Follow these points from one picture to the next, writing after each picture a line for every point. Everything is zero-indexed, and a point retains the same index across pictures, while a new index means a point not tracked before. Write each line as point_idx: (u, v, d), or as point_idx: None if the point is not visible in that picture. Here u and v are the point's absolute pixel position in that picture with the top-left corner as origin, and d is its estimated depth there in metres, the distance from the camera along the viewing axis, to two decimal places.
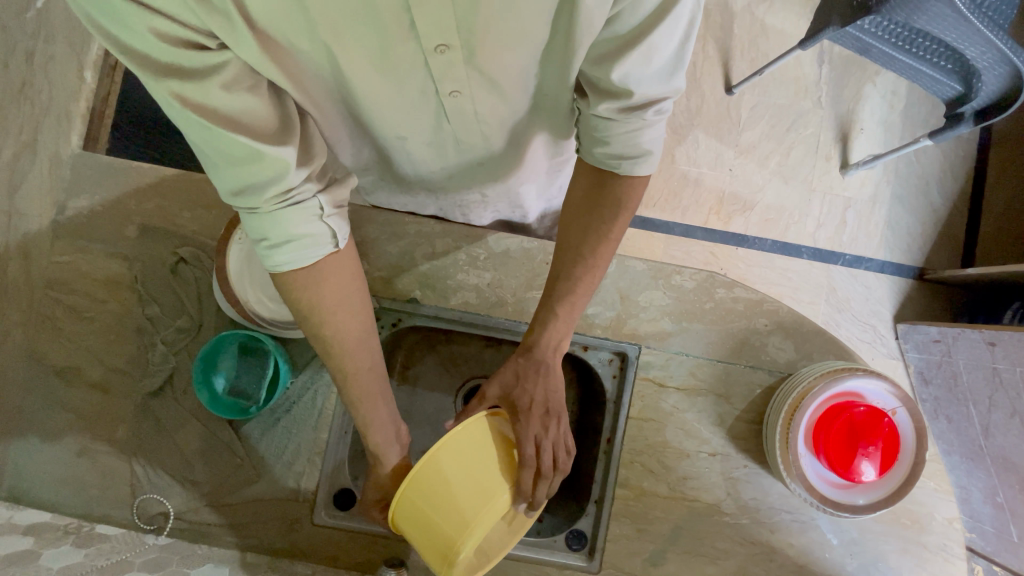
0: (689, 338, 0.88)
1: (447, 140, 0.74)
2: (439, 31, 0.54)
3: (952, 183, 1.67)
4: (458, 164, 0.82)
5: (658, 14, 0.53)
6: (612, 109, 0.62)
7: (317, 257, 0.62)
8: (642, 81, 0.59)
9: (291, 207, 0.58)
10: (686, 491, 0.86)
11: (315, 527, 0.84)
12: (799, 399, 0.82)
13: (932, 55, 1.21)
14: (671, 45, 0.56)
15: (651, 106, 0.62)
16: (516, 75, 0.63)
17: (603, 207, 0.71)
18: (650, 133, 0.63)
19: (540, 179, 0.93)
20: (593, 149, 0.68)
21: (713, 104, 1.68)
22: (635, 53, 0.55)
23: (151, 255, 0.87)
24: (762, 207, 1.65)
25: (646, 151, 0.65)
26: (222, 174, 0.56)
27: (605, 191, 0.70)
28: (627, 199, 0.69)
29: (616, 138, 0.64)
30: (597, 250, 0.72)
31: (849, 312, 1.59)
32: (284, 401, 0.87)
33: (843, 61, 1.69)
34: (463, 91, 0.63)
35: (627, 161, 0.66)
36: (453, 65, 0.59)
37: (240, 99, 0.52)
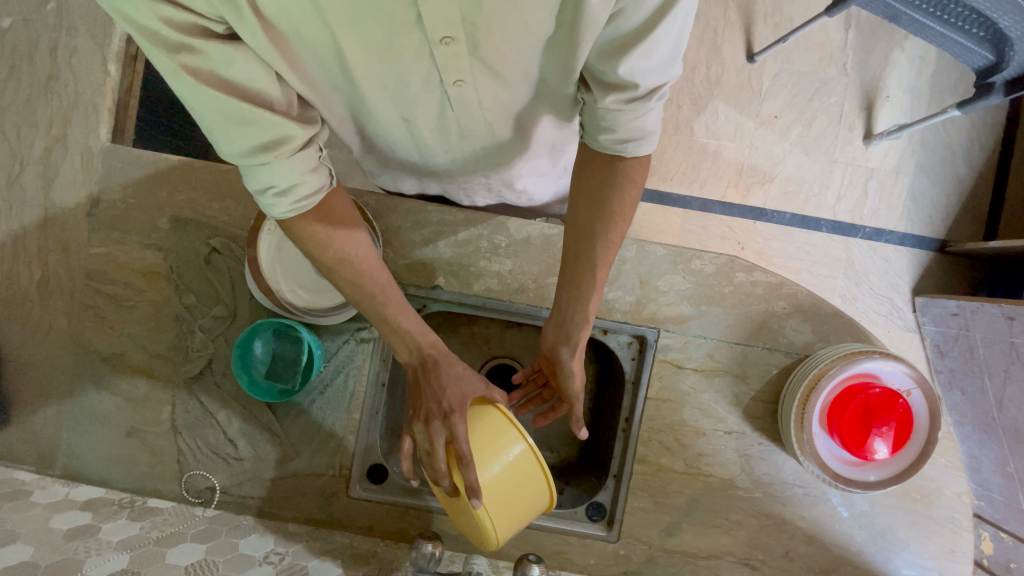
0: (708, 322, 0.89)
1: (452, 127, 0.74)
2: (444, 24, 0.54)
3: (979, 152, 1.63)
4: (466, 148, 0.81)
5: (662, 8, 0.53)
6: (621, 100, 0.61)
7: (318, 196, 0.64)
8: (647, 73, 0.58)
9: (296, 156, 0.59)
10: (702, 467, 0.90)
11: (351, 499, 0.90)
12: (815, 381, 0.83)
13: (964, 23, 1.18)
14: (675, 36, 0.56)
15: (654, 94, 0.61)
16: (519, 66, 0.63)
17: (612, 195, 0.69)
18: (651, 115, 0.63)
19: (546, 159, 0.91)
20: (598, 136, 0.66)
21: (734, 73, 1.63)
22: (641, 47, 0.55)
23: (185, 246, 0.90)
24: (781, 178, 1.63)
25: (650, 132, 0.64)
26: (231, 137, 0.56)
27: (612, 177, 0.69)
28: (633, 177, 0.68)
29: (622, 126, 0.63)
30: (615, 229, 0.71)
31: (867, 284, 1.62)
32: (318, 384, 0.90)
33: (872, 25, 1.62)
34: (467, 80, 0.63)
35: (632, 144, 0.65)
36: (458, 56, 0.59)
37: (249, 76, 0.54)
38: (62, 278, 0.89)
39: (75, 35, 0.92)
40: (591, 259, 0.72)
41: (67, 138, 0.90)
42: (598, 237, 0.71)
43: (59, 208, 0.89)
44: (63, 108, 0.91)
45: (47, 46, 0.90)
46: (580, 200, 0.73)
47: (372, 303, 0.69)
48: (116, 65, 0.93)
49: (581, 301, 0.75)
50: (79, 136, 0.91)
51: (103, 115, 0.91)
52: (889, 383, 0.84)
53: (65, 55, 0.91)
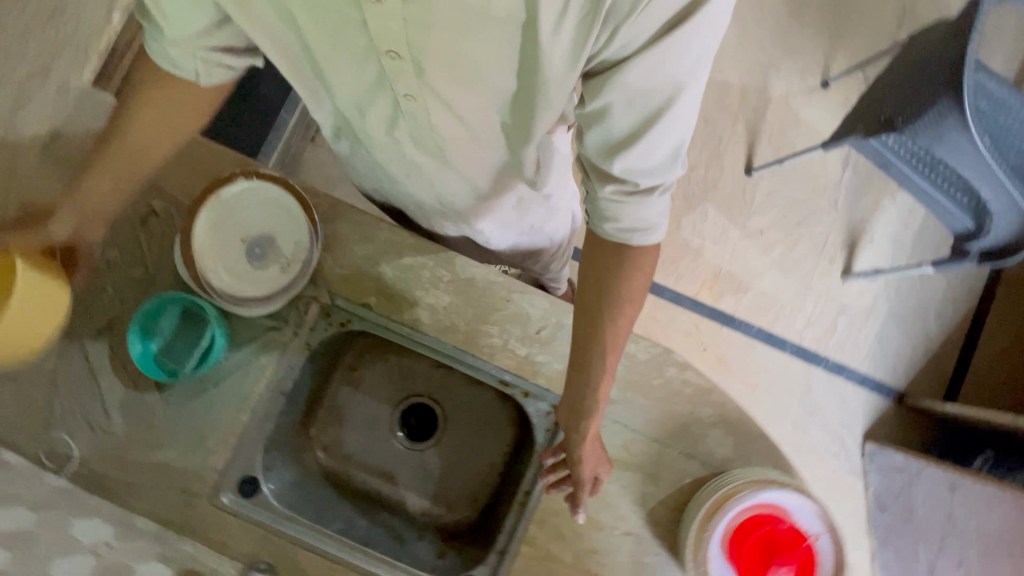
0: (630, 409, 0.85)
1: (405, 140, 0.75)
2: (387, 38, 0.57)
3: (952, 315, 1.64)
4: (420, 170, 0.83)
5: (654, 112, 0.53)
6: (621, 193, 0.59)
7: None
8: (646, 171, 0.57)
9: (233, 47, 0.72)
10: (591, 564, 0.83)
11: (214, 508, 0.83)
12: (721, 501, 0.79)
13: (951, 187, 1.20)
14: (678, 131, 0.55)
15: (659, 187, 0.59)
16: (472, 100, 0.65)
17: (616, 280, 0.65)
18: (657, 208, 0.61)
19: (503, 207, 0.92)
20: (601, 226, 0.64)
21: (730, 181, 1.67)
22: (639, 143, 0.55)
23: (128, 203, 0.86)
24: (755, 292, 1.64)
25: (655, 224, 0.62)
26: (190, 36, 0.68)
27: (615, 261, 0.65)
28: (641, 264, 0.65)
29: (626, 216, 0.61)
30: (615, 313, 0.67)
31: (819, 417, 1.61)
32: (213, 374, 0.84)
33: (868, 170, 1.67)
34: (418, 97, 0.65)
35: (638, 235, 0.62)
36: (404, 73, 0.61)
37: None
38: None
39: None
40: (602, 344, 0.68)
41: (50, 70, 0.90)
42: (607, 321, 0.67)
43: (18, 134, 0.88)
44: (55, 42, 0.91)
45: None
46: (588, 283, 0.68)
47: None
48: None
49: (590, 386, 0.71)
50: (63, 73, 0.91)
51: None
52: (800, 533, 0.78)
53: None
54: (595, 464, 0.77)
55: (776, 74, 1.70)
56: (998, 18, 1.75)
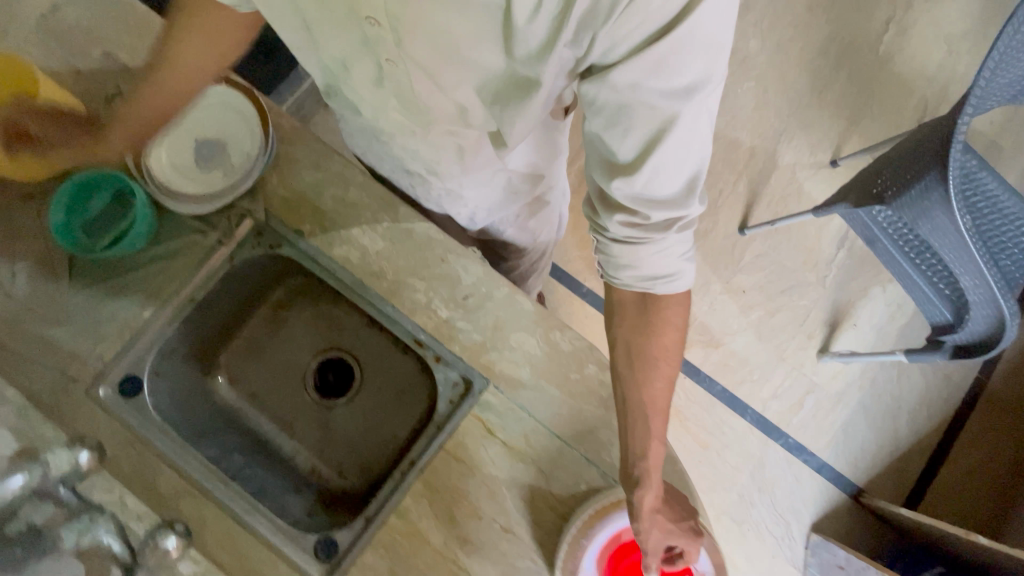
0: (539, 398, 0.80)
1: (388, 101, 0.75)
2: (367, 3, 0.58)
3: (925, 420, 1.56)
4: (407, 138, 0.83)
5: (653, 138, 0.54)
6: (629, 229, 0.61)
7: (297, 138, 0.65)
8: (654, 207, 0.59)
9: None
10: (459, 555, 0.76)
11: (86, 398, 0.78)
12: (609, 508, 0.74)
13: (935, 276, 1.18)
14: (687, 161, 0.56)
15: (676, 224, 0.60)
16: (453, 77, 0.64)
17: (655, 324, 0.68)
18: (679, 248, 0.62)
19: (483, 180, 0.92)
20: (621, 274, 0.66)
21: (722, 234, 1.66)
22: (645, 177, 0.56)
23: (97, 80, 0.86)
24: (726, 350, 1.59)
25: (674, 270, 0.64)
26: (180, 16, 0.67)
27: (654, 310, 0.68)
28: (674, 317, 0.68)
29: (644, 262, 0.63)
30: (658, 357, 0.69)
31: (768, 496, 1.51)
32: (129, 262, 0.81)
33: (863, 254, 1.64)
34: (398, 63, 0.64)
35: (660, 282, 0.65)
36: (385, 38, 0.61)
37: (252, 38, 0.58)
38: None
39: None
40: (639, 400, 0.71)
41: None
42: (641, 387, 0.70)
43: None
44: None
45: None
46: (619, 345, 0.72)
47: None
48: None
49: (639, 449, 0.71)
50: None
51: None
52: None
53: None
54: (668, 530, 0.72)
55: (787, 144, 1.70)
56: (1017, 138, 1.75)
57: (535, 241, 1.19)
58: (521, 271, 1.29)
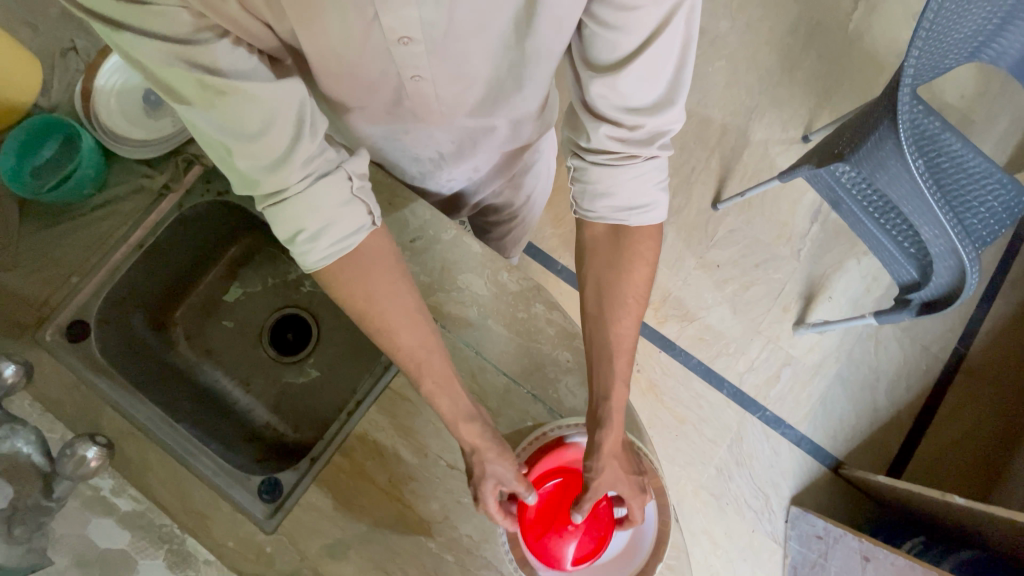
0: (486, 337, 0.80)
1: (405, 114, 0.75)
2: (403, 26, 0.57)
3: (904, 391, 1.54)
4: (413, 133, 0.81)
5: (647, 45, 0.59)
6: (619, 144, 0.66)
7: (349, 233, 0.63)
8: (640, 115, 0.64)
9: (302, 194, 0.59)
10: (404, 493, 0.76)
11: (32, 342, 0.77)
12: (539, 440, 0.75)
13: (899, 234, 1.18)
14: (664, 73, 0.62)
15: (653, 142, 0.66)
16: (481, 62, 0.66)
17: (623, 266, 0.72)
18: (650, 175, 0.68)
19: (492, 147, 0.89)
20: (596, 203, 0.71)
21: (695, 210, 1.66)
22: (632, 84, 0.61)
23: (53, 35, 0.88)
24: (701, 324, 1.58)
25: (649, 198, 0.69)
26: (237, 172, 0.58)
27: (620, 246, 0.73)
28: (646, 257, 0.72)
29: (623, 187, 0.69)
30: (625, 299, 0.73)
31: (747, 469, 1.49)
32: (78, 207, 0.82)
33: (837, 227, 1.64)
34: (423, 78, 0.66)
35: (637, 212, 0.70)
36: (418, 56, 0.62)
37: (252, 110, 0.54)
38: None
39: None
40: (609, 345, 0.73)
41: None
42: (608, 326, 0.74)
43: None
44: None
45: None
46: (589, 286, 0.76)
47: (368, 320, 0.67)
48: None
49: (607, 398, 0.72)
50: None
51: None
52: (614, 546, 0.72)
53: None
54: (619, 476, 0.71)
55: (758, 121, 1.72)
56: (987, 111, 1.76)
57: (528, 209, 1.17)
58: (513, 238, 1.26)
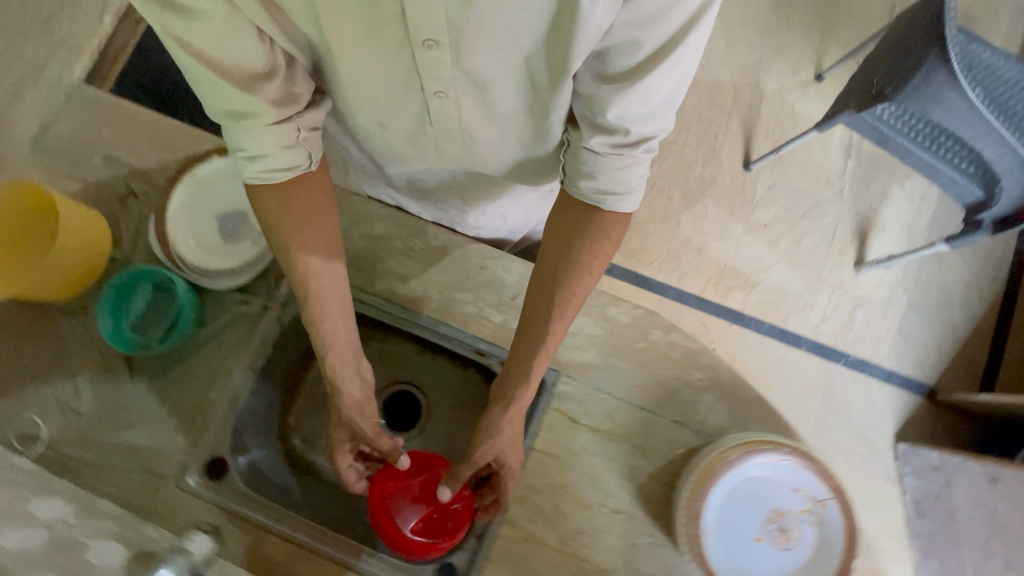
0: (613, 376, 0.80)
1: (427, 137, 0.76)
2: (428, 26, 0.55)
3: (977, 303, 1.54)
4: (438, 162, 0.85)
5: (660, 50, 0.54)
6: (605, 144, 0.62)
7: (288, 172, 0.67)
8: (637, 120, 0.59)
9: (263, 126, 0.63)
10: (577, 547, 0.76)
11: (179, 491, 0.80)
12: (711, 466, 0.71)
13: (953, 156, 1.16)
14: (668, 86, 0.57)
15: (641, 144, 0.62)
16: (505, 81, 0.63)
17: (583, 238, 0.67)
18: (637, 171, 0.63)
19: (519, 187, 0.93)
20: (577, 183, 0.66)
21: (728, 176, 1.64)
22: (636, 88, 0.56)
23: (104, 184, 0.87)
24: (764, 287, 1.57)
25: (632, 188, 0.64)
26: (212, 98, 0.62)
27: (584, 226, 0.67)
28: (602, 235, 0.67)
29: (603, 174, 0.64)
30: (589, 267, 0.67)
31: (845, 417, 1.44)
32: (184, 349, 0.84)
33: (871, 158, 1.64)
34: (448, 93, 0.65)
35: (612, 197, 0.65)
36: (440, 63, 0.60)
37: (238, 46, 0.57)
38: None
39: None
40: (546, 306, 0.69)
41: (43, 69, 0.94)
42: (566, 284, 0.68)
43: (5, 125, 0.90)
44: (50, 42, 0.95)
45: None
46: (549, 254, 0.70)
47: (316, 317, 0.73)
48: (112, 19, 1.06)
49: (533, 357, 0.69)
50: (56, 68, 0.94)
51: (82, 56, 0.96)
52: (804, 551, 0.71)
53: None
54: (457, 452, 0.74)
55: (768, 72, 1.69)
56: (991, 7, 1.74)
57: None
58: None
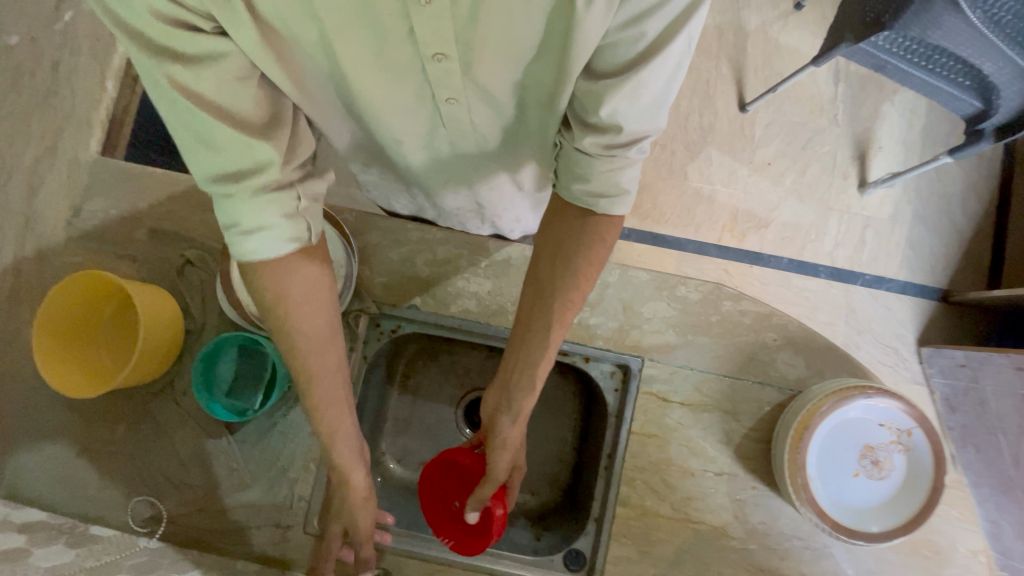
0: (694, 352, 0.85)
1: (443, 144, 0.73)
2: (436, 40, 0.53)
3: (976, 203, 1.62)
4: (455, 172, 0.82)
5: (654, 48, 0.50)
6: (599, 144, 0.57)
7: (283, 251, 0.56)
8: (631, 118, 0.54)
9: (263, 198, 0.53)
10: (691, 512, 0.82)
11: (307, 536, 0.82)
12: (806, 419, 0.78)
13: (950, 73, 1.18)
14: (662, 83, 0.52)
15: (635, 144, 0.57)
16: (507, 83, 0.60)
17: (578, 247, 0.62)
18: (630, 173, 0.58)
19: (518, 195, 0.91)
20: (569, 186, 0.62)
21: (726, 122, 1.66)
22: (624, 87, 0.51)
23: (160, 258, 0.88)
24: (777, 224, 1.62)
25: (624, 191, 0.59)
26: (200, 158, 0.52)
27: (580, 231, 0.62)
28: (604, 239, 0.62)
29: (595, 177, 0.59)
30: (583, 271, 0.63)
31: (870, 333, 1.51)
32: (281, 404, 0.86)
33: (860, 79, 1.66)
34: (459, 99, 0.62)
35: (605, 201, 0.60)
36: (450, 74, 0.57)
37: (236, 88, 0.51)
38: (31, 285, 0.87)
39: (78, 54, 0.97)
40: (549, 316, 0.65)
41: (57, 149, 0.91)
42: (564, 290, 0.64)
43: (37, 216, 0.88)
44: (57, 119, 0.92)
45: (50, 64, 0.93)
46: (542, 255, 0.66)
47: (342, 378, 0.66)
48: (112, 82, 1.01)
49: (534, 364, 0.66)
50: (70, 146, 0.91)
51: (95, 129, 0.93)
52: (900, 476, 0.78)
53: (68, 73, 0.95)
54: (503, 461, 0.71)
55: (748, 9, 1.69)
56: None
57: None
58: None
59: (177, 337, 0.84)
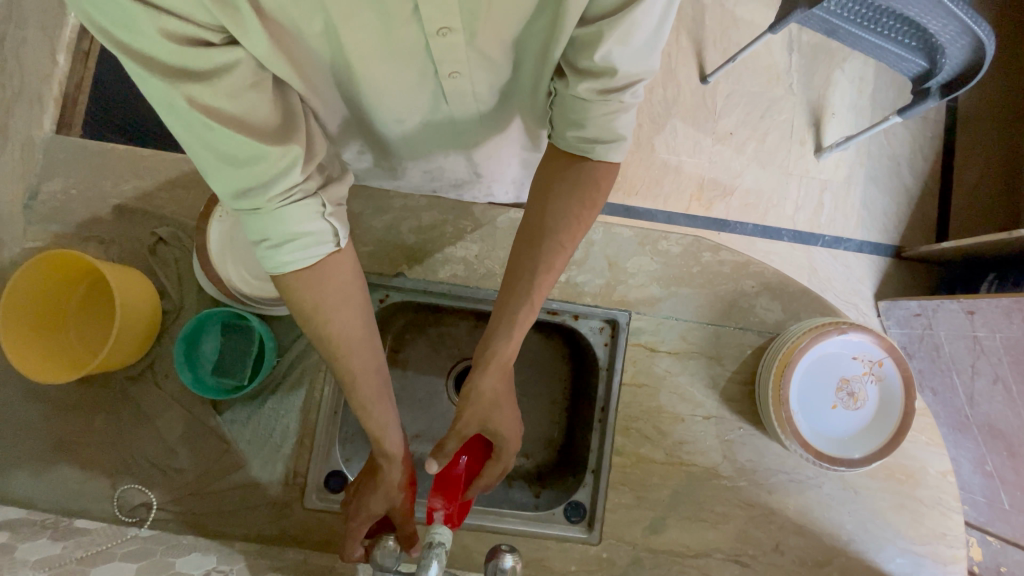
0: (678, 302, 0.88)
1: (444, 118, 0.76)
2: (442, 14, 0.55)
3: (923, 163, 1.72)
4: (449, 144, 0.84)
5: None
6: (593, 90, 0.59)
7: (318, 256, 0.58)
8: (624, 62, 0.57)
9: (288, 204, 0.54)
10: (683, 456, 0.85)
11: (307, 511, 0.81)
12: (787, 356, 0.82)
13: (897, 34, 1.26)
14: (653, 24, 0.54)
15: (629, 89, 0.60)
16: (509, 50, 0.63)
17: (572, 190, 0.65)
18: (624, 117, 0.61)
19: (511, 153, 0.91)
20: (565, 134, 0.65)
21: (689, 93, 1.71)
22: (615, 31, 0.54)
23: (130, 237, 0.85)
24: (741, 190, 1.68)
25: (619, 136, 0.62)
26: (223, 175, 0.52)
27: (574, 176, 0.65)
28: (599, 184, 0.65)
29: (591, 123, 0.62)
30: (578, 217, 0.66)
31: (831, 291, 1.63)
32: (270, 380, 0.84)
33: (812, 49, 1.74)
34: (462, 72, 0.64)
35: (600, 146, 0.63)
36: (455, 47, 0.59)
37: (247, 102, 0.50)
38: None
39: (24, 28, 0.92)
40: (535, 261, 0.67)
41: (8, 128, 0.86)
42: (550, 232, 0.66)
43: None
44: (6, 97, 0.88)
45: None
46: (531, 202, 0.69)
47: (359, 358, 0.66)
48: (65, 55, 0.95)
49: (515, 312, 0.67)
50: (23, 125, 0.87)
51: (48, 106, 0.89)
52: (874, 405, 0.84)
53: (14, 48, 0.90)
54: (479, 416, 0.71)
55: None
56: None
57: None
58: None
59: (155, 315, 0.82)
